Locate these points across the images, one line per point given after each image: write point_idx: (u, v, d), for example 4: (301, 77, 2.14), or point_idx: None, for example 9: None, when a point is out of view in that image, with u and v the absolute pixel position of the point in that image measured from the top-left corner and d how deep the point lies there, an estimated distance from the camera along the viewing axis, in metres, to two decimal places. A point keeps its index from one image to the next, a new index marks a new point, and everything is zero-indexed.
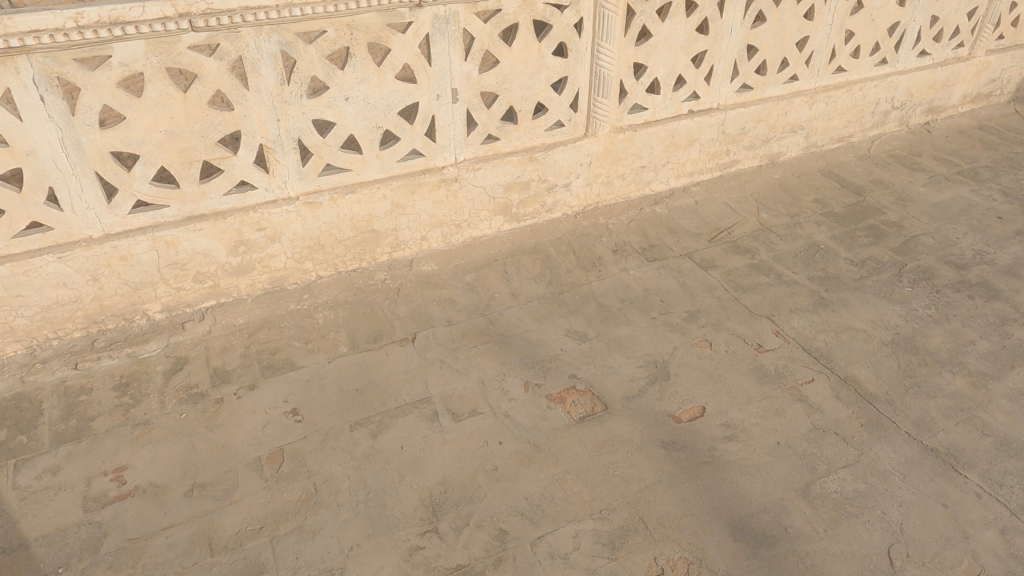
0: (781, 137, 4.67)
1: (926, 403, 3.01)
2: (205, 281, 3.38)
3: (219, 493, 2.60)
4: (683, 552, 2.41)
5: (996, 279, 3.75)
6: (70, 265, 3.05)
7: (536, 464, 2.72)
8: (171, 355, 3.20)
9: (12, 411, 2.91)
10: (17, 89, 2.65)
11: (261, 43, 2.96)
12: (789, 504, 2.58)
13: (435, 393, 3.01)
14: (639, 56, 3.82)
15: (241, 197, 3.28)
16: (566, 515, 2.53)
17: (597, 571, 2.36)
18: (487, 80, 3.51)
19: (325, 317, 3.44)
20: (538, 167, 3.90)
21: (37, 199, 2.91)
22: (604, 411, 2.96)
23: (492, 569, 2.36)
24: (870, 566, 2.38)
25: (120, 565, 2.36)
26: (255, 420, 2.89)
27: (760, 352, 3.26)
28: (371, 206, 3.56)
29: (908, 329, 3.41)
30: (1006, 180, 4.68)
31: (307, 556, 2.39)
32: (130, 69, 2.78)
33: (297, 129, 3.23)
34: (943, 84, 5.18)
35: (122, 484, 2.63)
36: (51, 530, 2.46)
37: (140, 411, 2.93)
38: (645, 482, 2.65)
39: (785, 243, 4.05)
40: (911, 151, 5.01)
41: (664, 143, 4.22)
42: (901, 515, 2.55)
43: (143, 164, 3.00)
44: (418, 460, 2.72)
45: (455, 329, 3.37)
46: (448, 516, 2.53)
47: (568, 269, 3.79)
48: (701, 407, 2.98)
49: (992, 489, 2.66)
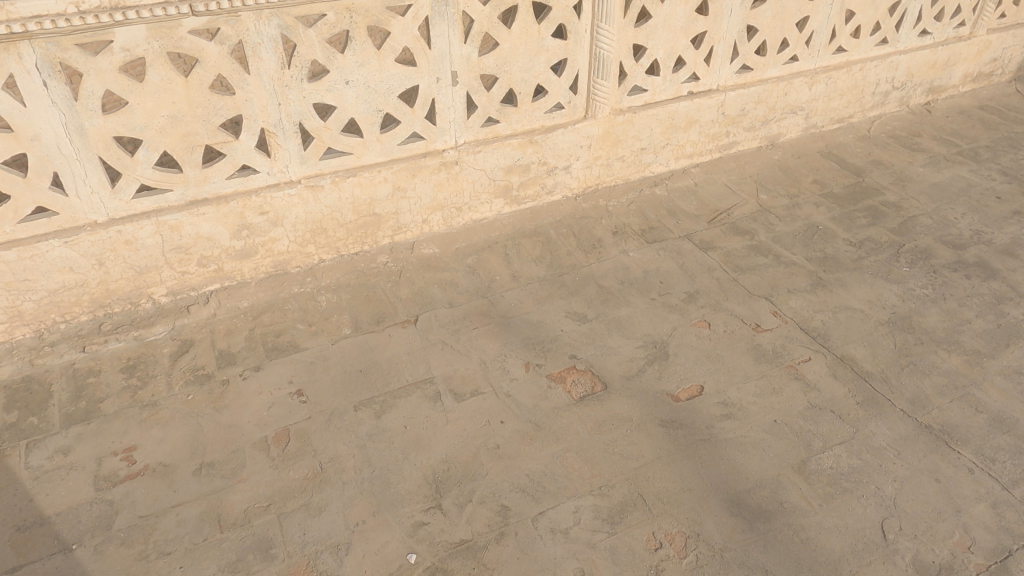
0: (781, 118, 4.67)
1: (921, 381, 3.05)
2: (209, 265, 3.41)
3: (227, 472, 2.66)
4: (681, 527, 2.47)
5: (993, 258, 3.78)
6: (77, 249, 3.08)
7: (538, 442, 2.77)
8: (176, 337, 3.25)
9: (23, 393, 2.96)
10: (20, 75, 2.67)
11: (261, 27, 2.97)
12: (786, 480, 2.64)
13: (438, 373, 3.07)
14: (638, 37, 3.82)
15: (243, 181, 3.31)
16: (567, 491, 2.59)
17: (597, 546, 2.42)
18: (486, 63, 3.52)
19: (329, 299, 3.48)
20: (538, 150, 3.92)
21: (42, 184, 2.94)
22: (603, 390, 3.00)
23: (494, 543, 2.42)
24: (864, 540, 2.44)
25: (132, 541, 2.43)
26: (261, 400, 2.94)
27: (758, 332, 3.30)
28: (373, 189, 3.58)
29: (905, 308, 3.45)
30: (1006, 160, 4.68)
31: (314, 532, 2.45)
32: (132, 54, 2.80)
33: (298, 113, 3.24)
34: (943, 64, 5.17)
35: (133, 463, 2.69)
36: (64, 508, 2.53)
37: (149, 392, 2.98)
38: (644, 458, 2.71)
39: (784, 224, 4.08)
40: (911, 131, 5.02)
41: (663, 125, 4.23)
42: (895, 490, 2.60)
43: (146, 149, 3.03)
44: (421, 439, 2.77)
45: (457, 311, 3.41)
46: (451, 492, 2.58)
47: (568, 252, 3.82)
48: (699, 386, 3.03)
49: (985, 464, 2.71)
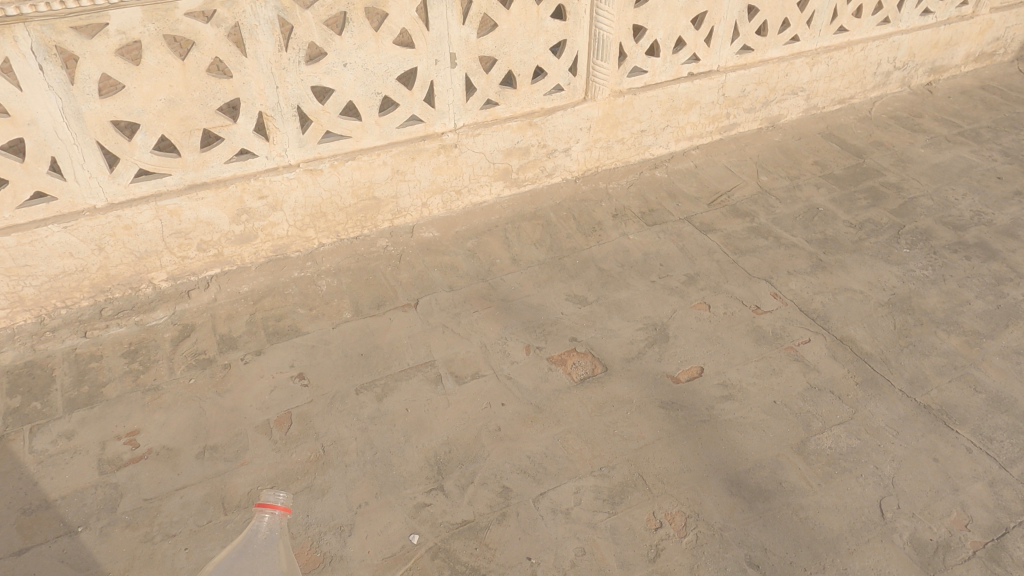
0: (781, 99, 4.65)
1: (920, 361, 3.07)
2: (209, 249, 3.41)
3: (230, 455, 2.67)
4: (681, 507, 2.49)
5: (993, 239, 3.77)
6: (76, 234, 3.08)
7: (538, 424, 2.78)
8: (177, 322, 3.25)
9: (25, 378, 2.97)
10: (16, 59, 2.65)
11: (257, 9, 2.94)
12: (785, 460, 2.66)
13: (439, 356, 3.07)
14: (638, 18, 3.78)
15: (241, 165, 3.29)
16: (568, 472, 2.61)
17: (597, 526, 2.44)
18: (485, 44, 3.49)
19: (329, 284, 3.48)
20: (537, 132, 3.90)
21: (40, 169, 2.93)
22: (604, 372, 3.02)
23: (496, 524, 2.45)
24: (863, 518, 2.47)
25: (137, 524, 2.45)
26: (263, 384, 2.95)
27: (758, 314, 3.31)
28: (371, 172, 3.56)
29: (905, 289, 3.45)
30: (1007, 140, 4.66)
31: (317, 513, 2.47)
32: (128, 37, 2.78)
33: (296, 97, 3.23)
34: (945, 44, 5.13)
35: (136, 447, 2.71)
36: (70, 491, 2.55)
37: (151, 376, 2.99)
38: (645, 440, 2.72)
39: (785, 206, 4.07)
40: (912, 112, 4.99)
41: (664, 107, 4.21)
42: (893, 470, 2.62)
43: (145, 133, 3.02)
44: (422, 422, 2.79)
45: (457, 295, 3.42)
46: (453, 474, 2.60)
47: (568, 235, 3.82)
48: (699, 367, 3.04)
49: (983, 444, 2.72)
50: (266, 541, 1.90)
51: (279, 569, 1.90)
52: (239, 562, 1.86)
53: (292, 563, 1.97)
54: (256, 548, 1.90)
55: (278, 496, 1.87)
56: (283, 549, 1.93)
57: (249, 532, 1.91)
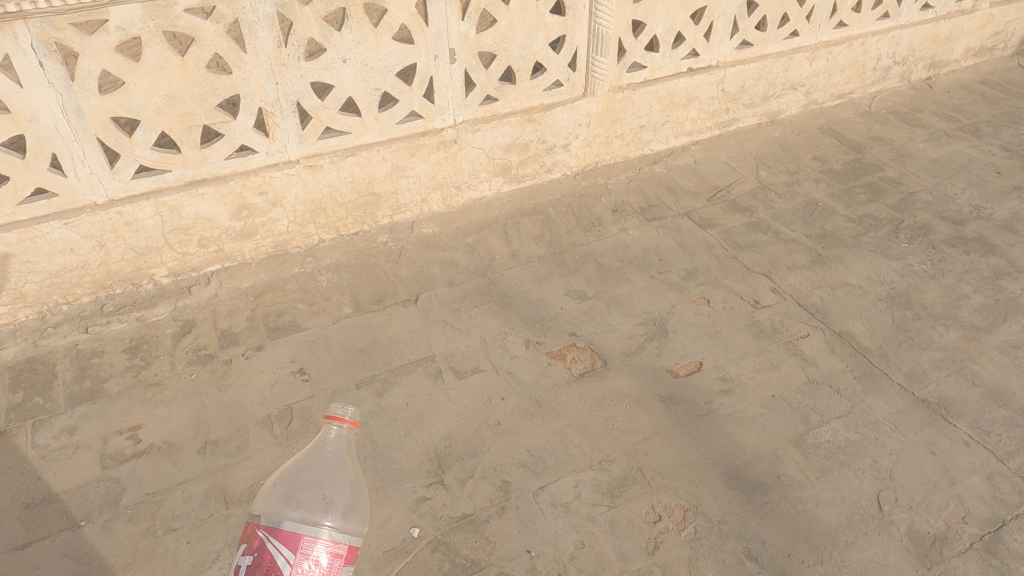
0: (781, 94, 4.65)
1: (918, 355, 3.08)
2: (209, 246, 3.42)
3: (231, 449, 2.69)
4: (680, 500, 2.51)
5: (992, 234, 3.78)
6: (76, 231, 3.09)
7: (538, 418, 2.80)
8: (178, 318, 3.26)
9: (27, 374, 2.98)
10: (16, 55, 2.66)
11: (256, 5, 2.95)
12: (783, 453, 2.67)
13: (438, 351, 3.09)
14: (638, 13, 3.79)
15: (241, 161, 3.30)
16: (567, 466, 2.62)
17: (597, 519, 2.45)
18: (485, 40, 3.49)
19: (329, 280, 3.49)
20: (537, 128, 3.90)
21: (41, 166, 2.94)
22: (603, 367, 3.03)
23: (496, 518, 2.46)
24: (860, 511, 2.48)
25: (139, 518, 2.46)
26: (263, 379, 2.97)
27: (757, 308, 3.32)
28: (371, 168, 3.57)
29: (903, 284, 3.46)
30: (1007, 135, 4.66)
31: None
32: (128, 34, 2.79)
33: (296, 92, 3.23)
34: (945, 38, 5.13)
35: (138, 441, 2.72)
36: (72, 486, 2.56)
37: (152, 371, 3.01)
38: (643, 434, 2.74)
39: (784, 201, 4.07)
40: (912, 107, 4.98)
41: (663, 102, 4.22)
42: (891, 463, 2.64)
43: (145, 129, 3.02)
44: (423, 416, 2.80)
45: (457, 290, 3.43)
46: (453, 468, 2.62)
47: (568, 230, 3.82)
48: (698, 362, 3.05)
49: (980, 437, 2.73)
50: (335, 452, 2.07)
51: (346, 478, 2.06)
52: (311, 468, 2.04)
53: (359, 473, 2.13)
54: (325, 456, 2.07)
55: (346, 410, 1.95)
56: (350, 461, 2.09)
57: (318, 441, 2.07)
